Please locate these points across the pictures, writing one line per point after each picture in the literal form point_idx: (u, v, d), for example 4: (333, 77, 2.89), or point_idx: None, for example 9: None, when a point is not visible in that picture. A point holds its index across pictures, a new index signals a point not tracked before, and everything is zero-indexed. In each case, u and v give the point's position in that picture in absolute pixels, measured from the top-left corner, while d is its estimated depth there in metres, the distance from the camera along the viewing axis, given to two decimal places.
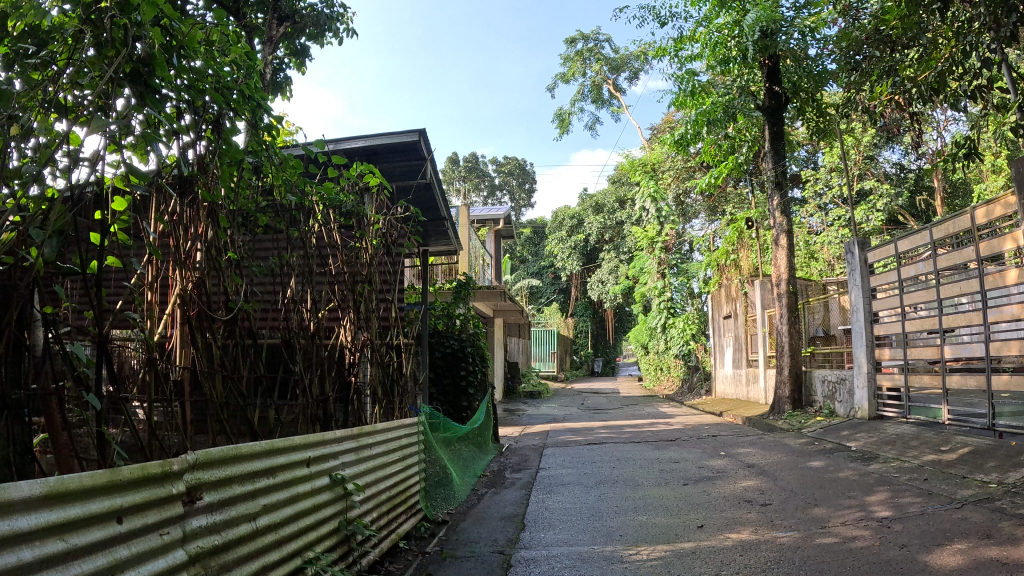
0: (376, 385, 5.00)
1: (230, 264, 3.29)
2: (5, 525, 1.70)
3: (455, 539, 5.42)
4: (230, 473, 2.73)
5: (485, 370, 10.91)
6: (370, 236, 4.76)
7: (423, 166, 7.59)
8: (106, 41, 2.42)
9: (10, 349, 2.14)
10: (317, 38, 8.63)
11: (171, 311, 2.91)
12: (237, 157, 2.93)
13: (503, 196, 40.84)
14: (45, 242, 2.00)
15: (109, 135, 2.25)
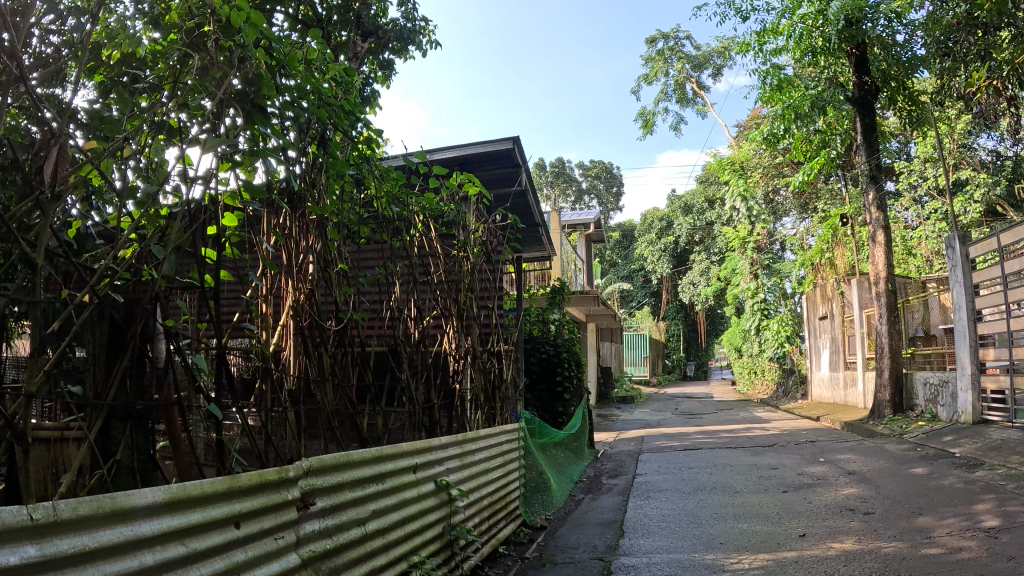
0: (478, 391, 5.03)
1: (339, 276, 3.37)
2: (126, 530, 1.78)
3: (554, 545, 5.40)
4: (342, 478, 2.80)
5: (580, 375, 10.87)
6: (471, 244, 4.81)
7: (518, 173, 7.63)
8: (212, 65, 2.50)
9: (135, 362, 2.22)
10: (401, 53, 8.80)
11: (286, 322, 2.99)
12: (342, 172, 2.98)
13: (591, 201, 40.67)
14: (165, 258, 2.05)
15: (219, 154, 2.31)
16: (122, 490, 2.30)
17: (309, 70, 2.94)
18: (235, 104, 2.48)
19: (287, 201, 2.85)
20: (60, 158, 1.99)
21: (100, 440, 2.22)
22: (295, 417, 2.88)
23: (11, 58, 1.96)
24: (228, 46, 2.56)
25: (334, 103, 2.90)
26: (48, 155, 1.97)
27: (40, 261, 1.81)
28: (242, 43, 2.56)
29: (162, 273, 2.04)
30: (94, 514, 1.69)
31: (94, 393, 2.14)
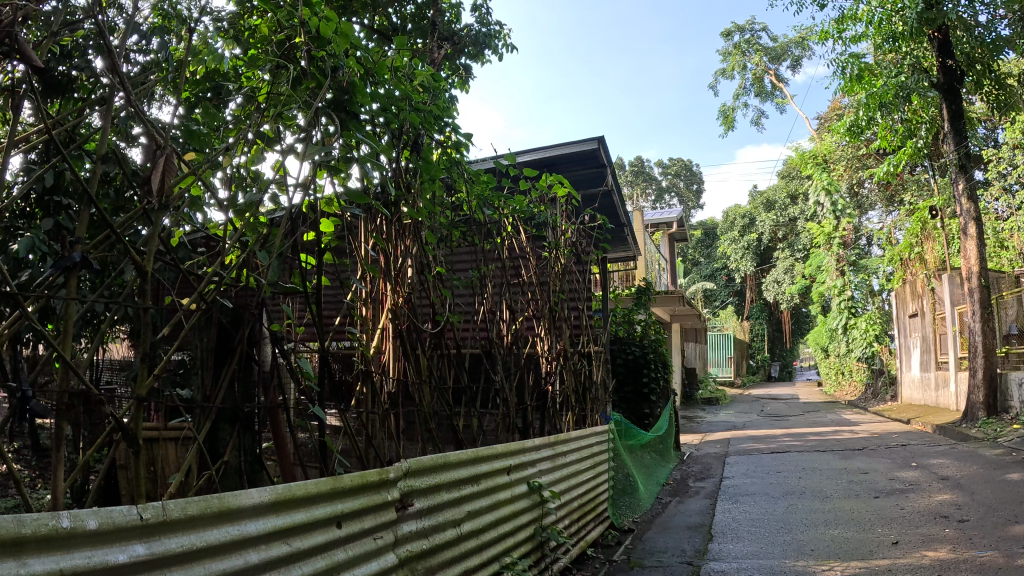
0: (569, 393, 5.00)
1: (437, 280, 3.43)
2: (232, 529, 1.82)
3: (643, 548, 5.32)
4: (439, 480, 2.82)
5: (667, 377, 10.73)
6: (562, 245, 4.80)
7: (603, 172, 7.59)
8: (307, 75, 2.54)
9: (242, 365, 2.27)
10: (478, 57, 8.83)
11: (385, 326, 3.04)
12: (434, 176, 3.00)
13: (672, 199, 40.10)
14: (270, 265, 2.08)
15: (314, 162, 2.32)
16: (232, 489, 2.37)
17: (397, 76, 2.97)
18: (330, 113, 2.49)
19: (382, 206, 2.87)
20: (169, 167, 1.88)
21: (209, 441, 2.33)
22: (394, 419, 2.92)
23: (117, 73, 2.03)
24: (319, 56, 2.56)
25: (425, 109, 2.91)
26: (156, 164, 1.87)
27: (151, 268, 1.76)
28: (333, 52, 2.59)
29: (265, 278, 2.07)
30: (202, 513, 1.74)
31: (203, 395, 2.19)
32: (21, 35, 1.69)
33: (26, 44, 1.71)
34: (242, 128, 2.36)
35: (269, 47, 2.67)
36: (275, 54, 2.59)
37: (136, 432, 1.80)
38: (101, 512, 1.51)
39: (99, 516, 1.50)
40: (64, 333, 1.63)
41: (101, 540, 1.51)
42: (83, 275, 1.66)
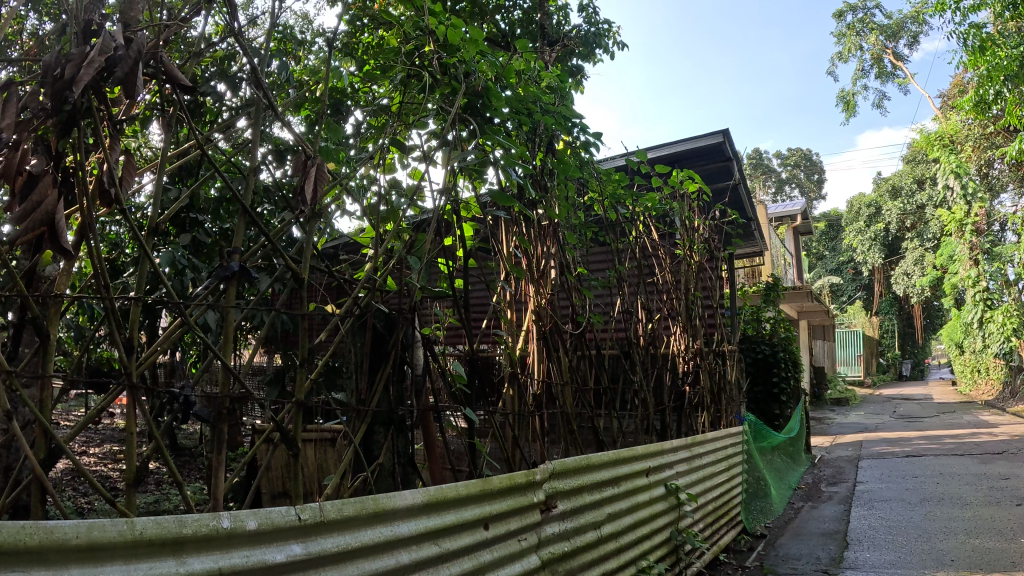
0: (705, 394, 4.90)
1: (577, 281, 3.46)
2: (385, 529, 1.86)
3: (776, 554, 5.13)
4: (582, 482, 2.80)
5: (798, 376, 10.36)
6: (695, 241, 4.74)
7: (729, 166, 7.38)
8: (442, 82, 2.59)
9: (396, 369, 2.32)
10: (589, 57, 8.70)
11: (529, 329, 3.06)
12: (570, 176, 3.03)
13: (792, 191, 38.73)
14: (417, 271, 2.12)
15: (452, 168, 2.36)
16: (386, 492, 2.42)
17: (524, 79, 3.00)
18: (465, 118, 2.52)
19: (518, 208, 2.91)
20: (320, 176, 1.90)
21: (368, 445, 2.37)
22: (538, 418, 2.97)
23: (262, 92, 2.11)
24: (450, 63, 2.62)
25: (560, 108, 2.92)
26: (308, 173, 1.89)
27: (306, 275, 1.77)
28: (465, 59, 2.62)
29: (416, 282, 2.15)
30: (357, 514, 1.78)
31: (359, 398, 2.28)
32: (167, 56, 1.62)
33: (171, 63, 1.63)
34: (383, 139, 2.41)
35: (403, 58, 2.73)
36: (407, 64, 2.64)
37: (295, 437, 1.82)
38: (261, 513, 1.58)
39: (258, 517, 1.56)
40: (226, 340, 1.64)
41: (259, 539, 1.57)
42: (242, 283, 1.66)
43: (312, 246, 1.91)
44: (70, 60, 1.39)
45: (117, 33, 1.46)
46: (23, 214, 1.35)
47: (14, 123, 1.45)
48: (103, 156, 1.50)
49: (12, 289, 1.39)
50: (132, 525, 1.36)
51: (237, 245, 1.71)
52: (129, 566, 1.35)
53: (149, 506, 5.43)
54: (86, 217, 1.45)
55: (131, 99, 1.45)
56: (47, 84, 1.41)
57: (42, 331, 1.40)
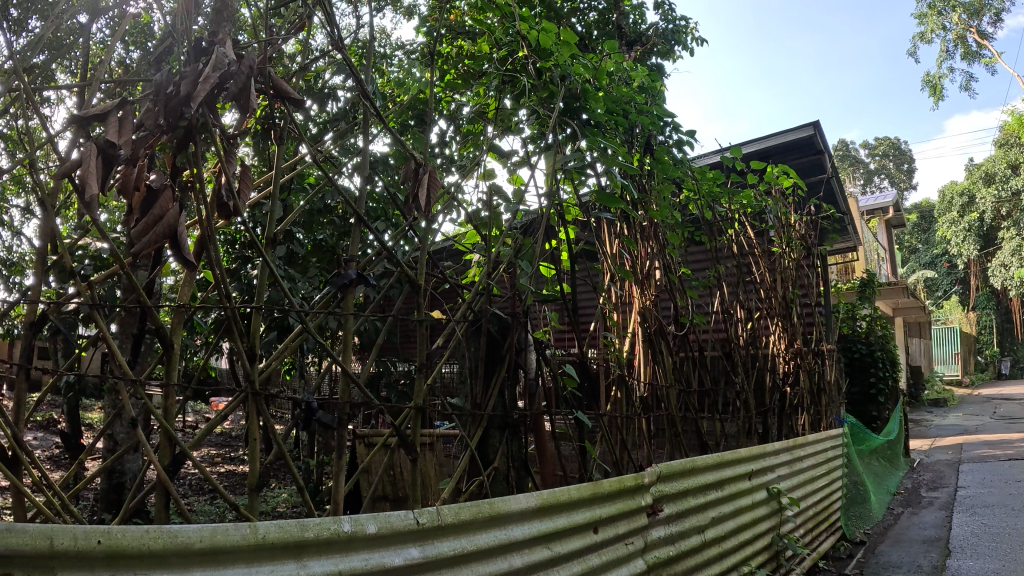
0: (805, 395, 4.79)
1: (681, 282, 3.49)
2: (500, 533, 1.86)
3: (876, 562, 4.94)
4: (688, 485, 2.76)
5: (896, 376, 9.98)
6: (791, 238, 4.66)
7: (821, 159, 7.17)
8: (538, 86, 2.63)
9: (509, 373, 2.35)
10: (668, 55, 8.56)
11: (634, 331, 3.12)
12: (671, 176, 3.04)
13: (881, 181, 37.36)
14: (529, 275, 2.19)
15: (555, 171, 2.39)
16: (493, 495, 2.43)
17: (615, 82, 3.01)
18: (566, 124, 2.58)
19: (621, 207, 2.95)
20: (433, 182, 1.94)
21: (481, 448, 2.40)
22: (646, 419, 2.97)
23: (369, 105, 2.21)
24: (544, 68, 2.68)
25: (653, 108, 2.94)
26: (420, 180, 1.94)
27: (419, 281, 1.80)
28: (560, 62, 2.66)
29: (527, 286, 2.22)
30: (474, 518, 1.79)
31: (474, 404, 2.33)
32: (274, 72, 1.65)
33: (279, 78, 1.65)
34: (484, 146, 2.47)
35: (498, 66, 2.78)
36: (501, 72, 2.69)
37: (414, 441, 1.84)
38: (381, 517, 1.59)
39: (378, 521, 1.58)
40: (347, 345, 1.67)
41: (379, 542, 1.59)
42: (361, 290, 1.69)
43: (425, 253, 1.94)
44: (185, 77, 1.43)
45: (228, 48, 1.49)
46: (145, 228, 1.37)
47: (133, 141, 1.49)
48: (220, 168, 1.53)
49: (136, 299, 1.42)
50: (254, 528, 1.40)
51: (354, 254, 1.74)
52: (251, 568, 1.39)
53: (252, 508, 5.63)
54: (204, 230, 1.47)
55: (246, 113, 1.48)
56: (163, 102, 1.45)
57: (166, 340, 1.43)
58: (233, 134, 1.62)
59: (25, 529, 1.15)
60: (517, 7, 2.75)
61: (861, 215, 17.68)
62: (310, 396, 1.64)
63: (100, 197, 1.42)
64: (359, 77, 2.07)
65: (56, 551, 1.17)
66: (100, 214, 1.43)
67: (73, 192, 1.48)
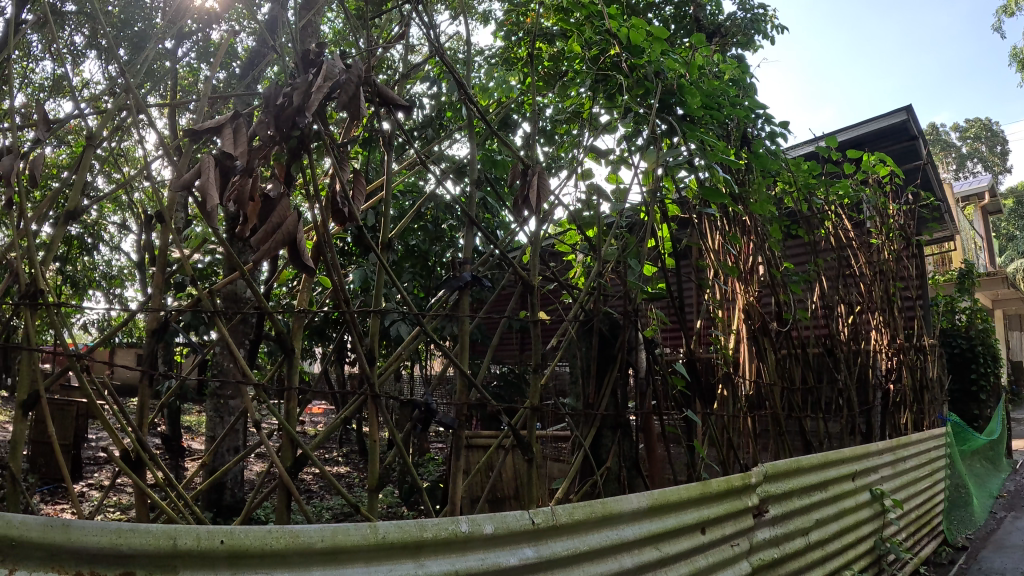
0: (907, 392, 4.65)
1: (783, 277, 3.55)
2: (611, 534, 1.89)
3: (980, 568, 4.73)
4: (793, 485, 2.71)
5: (1000, 372, 9.50)
6: (892, 228, 4.56)
7: (915, 145, 6.93)
8: (633, 83, 2.79)
9: (619, 374, 2.40)
10: (750, 45, 8.39)
11: (739, 328, 3.19)
12: (768, 168, 3.04)
13: (975, 166, 35.62)
14: (638, 269, 2.33)
15: (657, 170, 2.50)
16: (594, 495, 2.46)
17: (707, 74, 3.06)
18: (662, 119, 2.69)
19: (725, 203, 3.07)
20: (542, 185, 2.06)
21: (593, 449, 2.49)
22: (751, 418, 3.01)
23: (471, 108, 2.29)
24: (637, 64, 2.80)
25: (747, 101, 2.97)
26: (530, 183, 2.08)
27: (524, 282, 1.85)
28: (652, 58, 2.76)
29: (636, 284, 2.34)
30: (587, 518, 1.82)
31: (588, 403, 2.44)
32: (378, 80, 1.69)
33: (383, 85, 1.69)
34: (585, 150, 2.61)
35: (593, 67, 2.89)
36: (596, 77, 2.86)
37: (530, 442, 1.92)
38: (497, 518, 1.64)
39: (495, 522, 1.63)
40: (464, 349, 1.74)
41: (494, 542, 1.64)
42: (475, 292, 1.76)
43: (535, 255, 2.03)
44: (297, 88, 1.49)
45: (336, 58, 1.54)
46: (265, 235, 1.40)
47: (248, 152, 1.53)
48: (334, 176, 1.59)
49: (258, 304, 1.46)
50: (375, 529, 1.46)
51: (472, 258, 1.83)
52: (370, 568, 1.45)
53: (346, 508, 5.77)
54: (320, 236, 1.52)
55: (356, 119, 1.54)
56: (277, 113, 1.50)
57: (287, 346, 1.49)
58: (341, 142, 1.67)
59: (149, 530, 1.25)
60: (606, 6, 2.87)
61: (956, 202, 16.91)
62: (429, 399, 1.72)
63: (218, 208, 1.47)
64: (462, 84, 2.15)
65: (179, 550, 1.26)
66: (218, 224, 1.48)
67: (191, 205, 1.53)
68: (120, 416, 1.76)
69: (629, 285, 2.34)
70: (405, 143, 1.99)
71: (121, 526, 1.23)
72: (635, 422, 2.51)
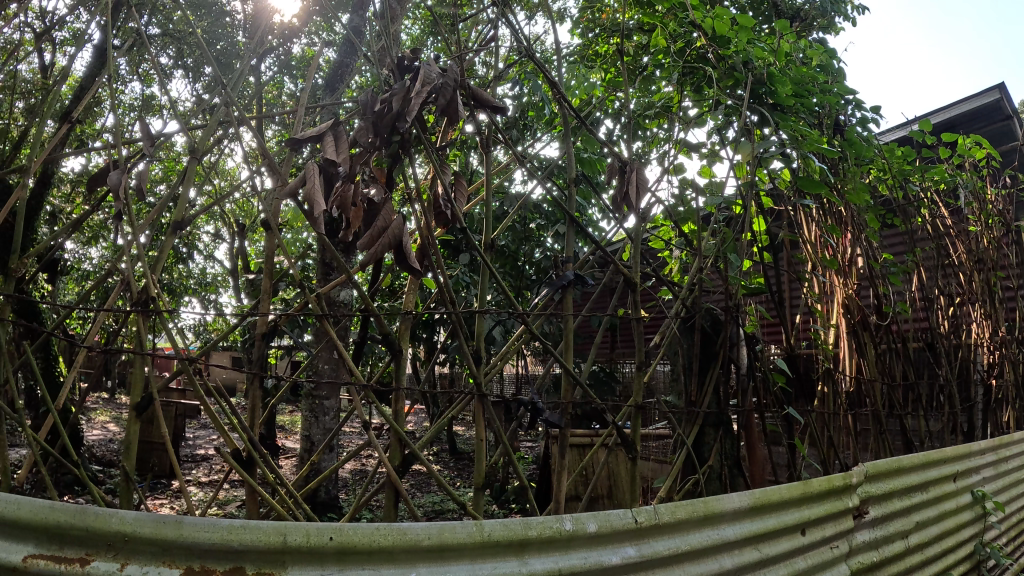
0: (1010, 388, 4.45)
1: (882, 269, 3.49)
2: (712, 534, 1.87)
3: None
4: (894, 486, 2.63)
5: None
6: (991, 214, 4.39)
7: (1011, 124, 6.63)
8: (722, 74, 2.82)
9: (722, 370, 2.40)
10: (832, 28, 8.16)
11: (839, 322, 3.16)
12: (863, 154, 2.99)
13: None
14: (737, 261, 2.37)
15: (752, 161, 2.51)
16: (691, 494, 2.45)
17: (794, 60, 3.05)
18: (753, 108, 2.71)
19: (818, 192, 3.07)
20: (639, 179, 2.20)
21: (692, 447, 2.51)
22: (850, 415, 2.95)
23: (562, 106, 2.36)
24: (725, 55, 2.85)
25: (837, 87, 2.97)
26: (630, 179, 2.20)
27: (623, 280, 1.90)
28: (741, 49, 2.79)
29: (738, 278, 2.37)
30: (688, 517, 1.81)
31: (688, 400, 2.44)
32: (471, 82, 1.75)
33: (478, 88, 1.77)
34: (675, 145, 2.71)
35: (681, 61, 2.93)
36: (682, 70, 2.90)
37: (633, 440, 1.94)
38: (600, 516, 1.65)
39: (598, 520, 1.64)
40: (568, 348, 1.77)
41: (598, 541, 1.65)
42: (577, 290, 1.81)
43: (636, 252, 2.08)
44: (397, 94, 1.53)
45: (431, 61, 1.57)
46: (371, 239, 1.44)
47: (350, 158, 1.57)
48: (436, 181, 1.63)
49: (369, 306, 1.50)
50: (480, 527, 1.49)
51: (572, 259, 1.89)
52: (475, 565, 1.48)
53: (431, 506, 5.90)
54: (424, 237, 1.56)
55: (454, 122, 1.58)
56: (380, 120, 1.55)
57: (395, 348, 1.54)
58: (440, 146, 1.71)
59: (260, 527, 1.32)
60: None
61: None
62: (534, 398, 1.76)
63: (325, 215, 1.50)
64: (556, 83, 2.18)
65: (288, 547, 1.33)
66: (324, 230, 1.52)
67: (297, 212, 1.57)
68: (231, 416, 1.82)
69: (731, 280, 2.37)
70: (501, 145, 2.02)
71: (232, 523, 1.31)
72: (733, 420, 2.50)
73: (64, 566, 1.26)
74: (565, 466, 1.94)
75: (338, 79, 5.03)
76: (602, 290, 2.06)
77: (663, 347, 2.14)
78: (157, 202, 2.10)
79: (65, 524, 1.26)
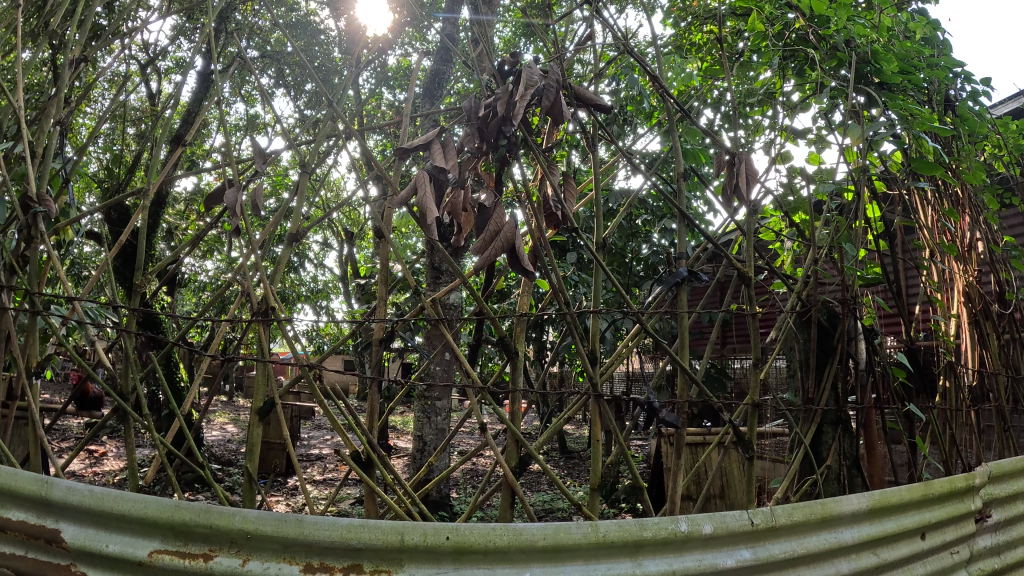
0: None
1: (1005, 252, 3.29)
2: (829, 537, 1.81)
3: None
4: (1019, 487, 2.48)
5: None
6: None
7: None
8: (826, 55, 2.72)
9: (841, 365, 2.31)
10: None
11: (959, 310, 2.99)
12: (979, 131, 2.83)
13: None
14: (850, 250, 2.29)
15: (860, 145, 2.41)
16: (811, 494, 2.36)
17: (899, 37, 2.92)
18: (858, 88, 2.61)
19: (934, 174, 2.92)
20: (746, 169, 2.15)
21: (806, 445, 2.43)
22: (974, 411, 2.79)
23: (662, 99, 2.33)
24: (825, 35, 2.77)
25: (946, 60, 2.83)
26: (737, 170, 2.15)
27: (736, 274, 1.86)
28: (844, 28, 2.69)
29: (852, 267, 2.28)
30: (805, 520, 1.75)
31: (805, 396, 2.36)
32: (573, 80, 1.75)
33: (580, 85, 1.76)
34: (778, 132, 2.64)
35: (780, 45, 2.85)
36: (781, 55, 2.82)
37: (749, 439, 1.89)
38: (715, 518, 1.62)
39: (713, 522, 1.60)
40: (683, 345, 1.73)
41: (712, 543, 1.61)
42: (690, 286, 1.78)
43: (748, 244, 2.02)
44: (501, 98, 1.55)
45: (534, 63, 1.58)
46: (484, 243, 1.47)
47: (457, 164, 1.60)
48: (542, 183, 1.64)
49: (483, 308, 1.52)
50: (595, 528, 1.49)
51: (682, 254, 1.85)
52: (589, 566, 1.47)
53: (538, 505, 5.92)
54: (533, 238, 1.57)
55: (558, 123, 1.58)
56: (486, 124, 1.57)
57: (509, 350, 1.55)
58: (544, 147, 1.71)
59: (378, 526, 1.36)
60: None
61: None
62: (648, 398, 1.74)
63: (436, 220, 1.54)
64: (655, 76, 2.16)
65: (405, 546, 1.36)
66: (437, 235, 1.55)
67: (410, 218, 1.61)
68: (349, 417, 1.87)
69: (846, 270, 2.28)
70: (603, 143, 2.01)
71: (350, 522, 1.35)
72: (852, 417, 2.40)
73: (190, 561, 1.33)
74: (678, 466, 1.91)
75: (435, 84, 5.14)
76: (713, 286, 2.02)
77: (780, 341, 2.07)
78: (271, 215, 2.18)
79: (191, 523, 1.33)
